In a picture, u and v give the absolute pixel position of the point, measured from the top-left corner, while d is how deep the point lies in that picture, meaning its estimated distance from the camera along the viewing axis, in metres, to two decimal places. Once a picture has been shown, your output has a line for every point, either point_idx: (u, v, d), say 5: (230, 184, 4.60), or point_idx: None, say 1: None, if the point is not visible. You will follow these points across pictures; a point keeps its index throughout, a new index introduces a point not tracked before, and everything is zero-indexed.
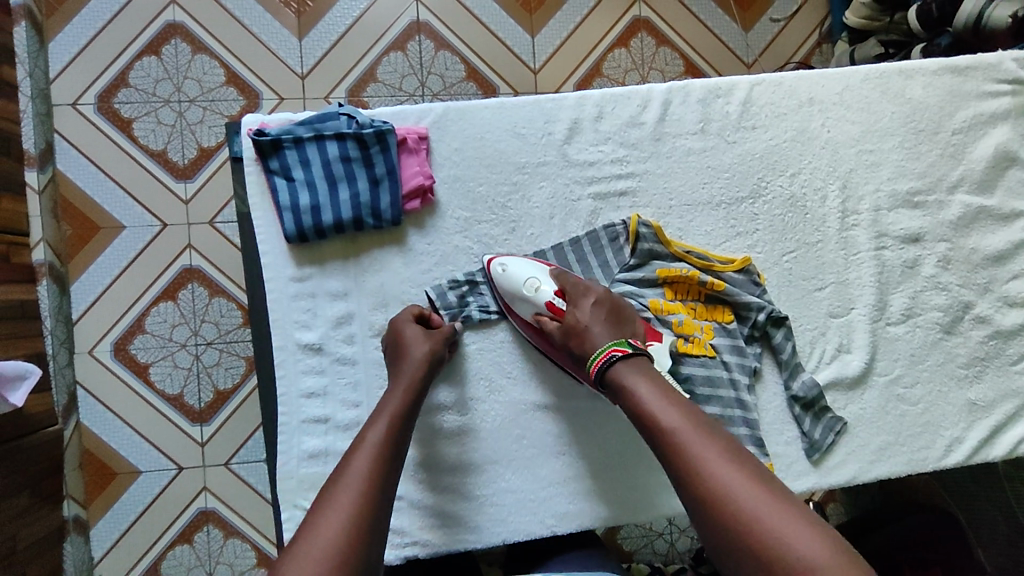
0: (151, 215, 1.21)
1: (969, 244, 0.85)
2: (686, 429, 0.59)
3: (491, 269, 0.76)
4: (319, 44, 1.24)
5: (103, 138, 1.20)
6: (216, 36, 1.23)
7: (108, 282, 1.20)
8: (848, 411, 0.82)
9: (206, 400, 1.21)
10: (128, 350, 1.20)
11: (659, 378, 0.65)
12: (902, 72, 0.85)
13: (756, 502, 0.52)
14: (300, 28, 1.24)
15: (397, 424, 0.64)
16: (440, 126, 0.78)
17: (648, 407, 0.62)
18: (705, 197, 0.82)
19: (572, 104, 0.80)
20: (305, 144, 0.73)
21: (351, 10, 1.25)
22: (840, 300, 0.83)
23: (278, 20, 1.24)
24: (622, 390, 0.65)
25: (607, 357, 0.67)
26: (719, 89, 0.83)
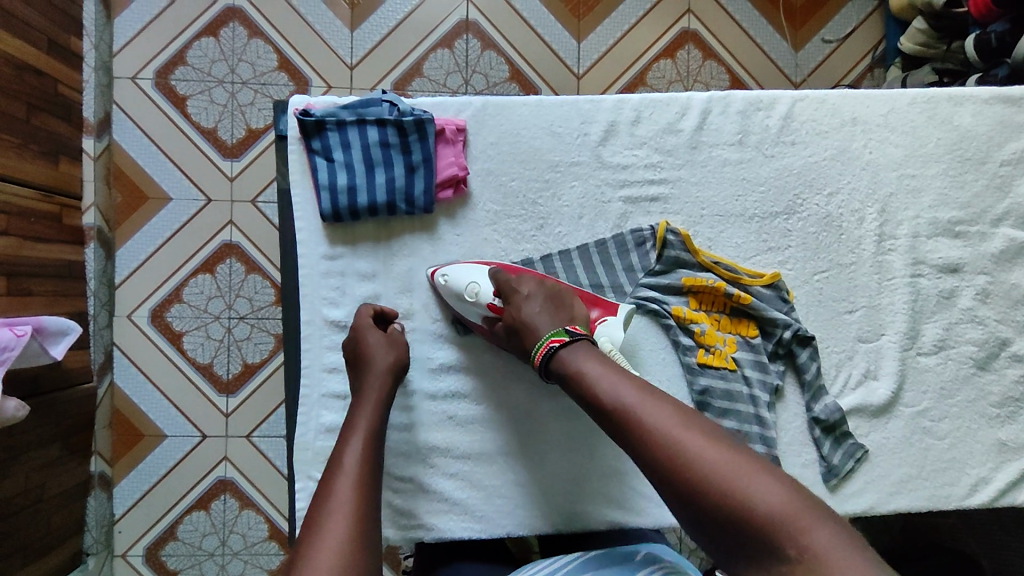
0: (197, 189, 1.25)
1: (1011, 280, 0.83)
2: (636, 398, 0.57)
3: (433, 281, 0.77)
4: (368, 36, 1.27)
5: (159, 113, 1.26)
6: (271, 21, 1.27)
7: (151, 250, 1.25)
8: (870, 439, 0.80)
9: (233, 372, 1.25)
10: (164, 318, 1.24)
11: (606, 357, 0.64)
12: (952, 98, 0.83)
13: (710, 458, 0.51)
14: (351, 20, 1.27)
15: (371, 444, 0.64)
16: (478, 119, 0.79)
17: (600, 386, 0.60)
18: (738, 210, 0.82)
19: (610, 107, 0.81)
20: (347, 127, 0.74)
21: (403, 4, 1.27)
22: (870, 325, 0.82)
23: (331, 10, 1.27)
24: (573, 374, 0.63)
25: (547, 348, 0.66)
26: (760, 102, 0.82)
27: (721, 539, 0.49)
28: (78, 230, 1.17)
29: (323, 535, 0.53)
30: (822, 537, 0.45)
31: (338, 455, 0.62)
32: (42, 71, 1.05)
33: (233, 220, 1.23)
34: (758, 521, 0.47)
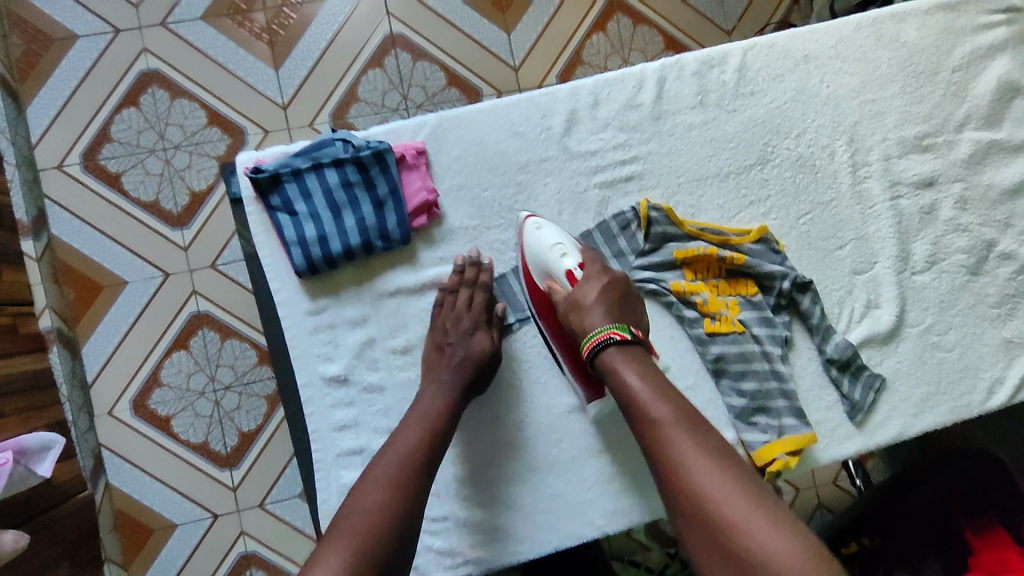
0: (151, 266, 1.20)
1: (984, 181, 0.84)
2: (672, 424, 0.60)
3: (525, 226, 0.75)
4: (296, 71, 1.23)
5: (94, 196, 1.19)
6: (194, 78, 1.21)
7: (118, 340, 1.19)
8: (885, 366, 0.80)
9: (231, 444, 1.20)
10: (147, 406, 1.19)
11: (649, 367, 0.65)
12: (893, 17, 0.84)
13: (735, 505, 0.54)
14: (274, 59, 1.23)
15: (428, 430, 0.65)
16: (437, 137, 0.77)
17: (642, 402, 0.62)
18: (713, 170, 0.80)
19: (567, 96, 0.79)
20: (304, 175, 0.71)
21: (325, 32, 1.23)
22: (862, 256, 0.81)
23: (251, 53, 1.23)
24: (614, 376, 0.65)
25: (603, 339, 0.66)
26: (712, 60, 0.81)
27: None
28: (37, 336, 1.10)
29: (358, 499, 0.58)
30: None
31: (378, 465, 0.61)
32: None
33: (197, 290, 1.17)
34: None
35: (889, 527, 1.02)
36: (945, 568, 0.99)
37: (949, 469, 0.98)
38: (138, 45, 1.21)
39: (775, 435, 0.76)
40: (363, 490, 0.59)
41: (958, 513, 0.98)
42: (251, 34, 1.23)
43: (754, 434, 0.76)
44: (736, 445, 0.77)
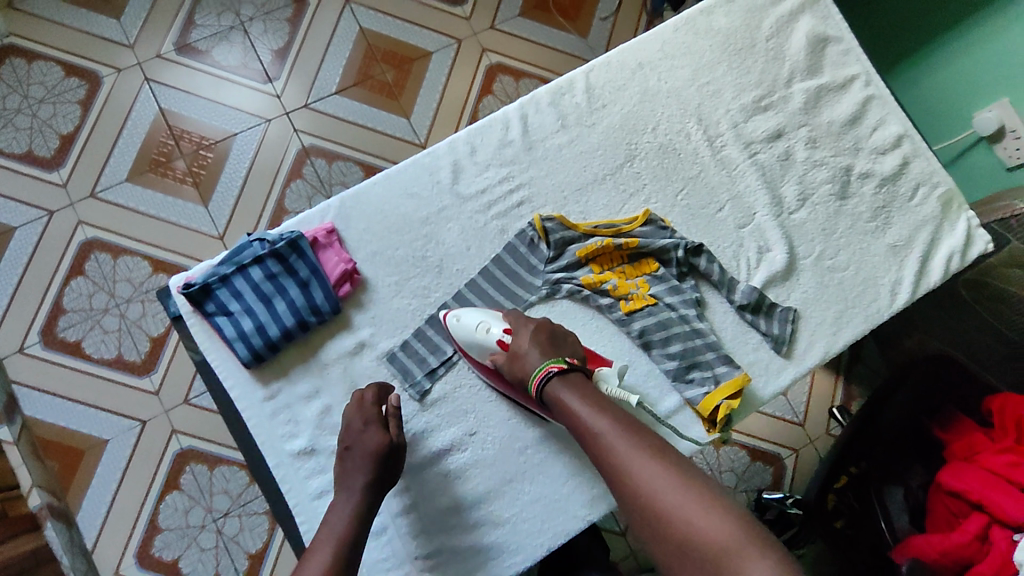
0: (128, 417, 1.24)
1: (824, 119, 0.95)
2: (613, 432, 0.69)
3: (447, 321, 0.81)
4: (224, 204, 1.34)
5: (59, 368, 1.25)
6: (132, 235, 1.31)
7: (110, 497, 1.21)
8: (794, 299, 0.89)
9: (243, 567, 1.21)
10: (152, 554, 1.20)
11: (590, 389, 0.74)
12: (702, 11, 0.96)
13: (671, 496, 0.62)
14: (202, 197, 1.34)
15: (343, 543, 0.68)
16: (342, 216, 0.84)
17: (584, 417, 0.71)
18: (590, 177, 0.90)
19: (446, 150, 0.87)
20: (231, 278, 0.77)
21: (242, 161, 1.36)
22: (740, 212, 0.91)
23: (179, 197, 1.33)
24: (560, 405, 0.73)
25: (545, 374, 0.74)
26: (562, 88, 0.92)
27: (674, 558, 0.60)
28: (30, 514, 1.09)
29: None
30: (759, 566, 0.55)
31: None
32: None
33: (176, 427, 1.22)
34: (708, 551, 0.58)
35: (875, 451, 1.08)
36: (928, 471, 1.08)
37: (908, 377, 1.06)
38: (72, 221, 1.30)
39: (713, 385, 0.83)
40: None
41: (924, 416, 1.08)
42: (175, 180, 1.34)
43: (695, 390, 0.84)
44: (684, 406, 0.84)
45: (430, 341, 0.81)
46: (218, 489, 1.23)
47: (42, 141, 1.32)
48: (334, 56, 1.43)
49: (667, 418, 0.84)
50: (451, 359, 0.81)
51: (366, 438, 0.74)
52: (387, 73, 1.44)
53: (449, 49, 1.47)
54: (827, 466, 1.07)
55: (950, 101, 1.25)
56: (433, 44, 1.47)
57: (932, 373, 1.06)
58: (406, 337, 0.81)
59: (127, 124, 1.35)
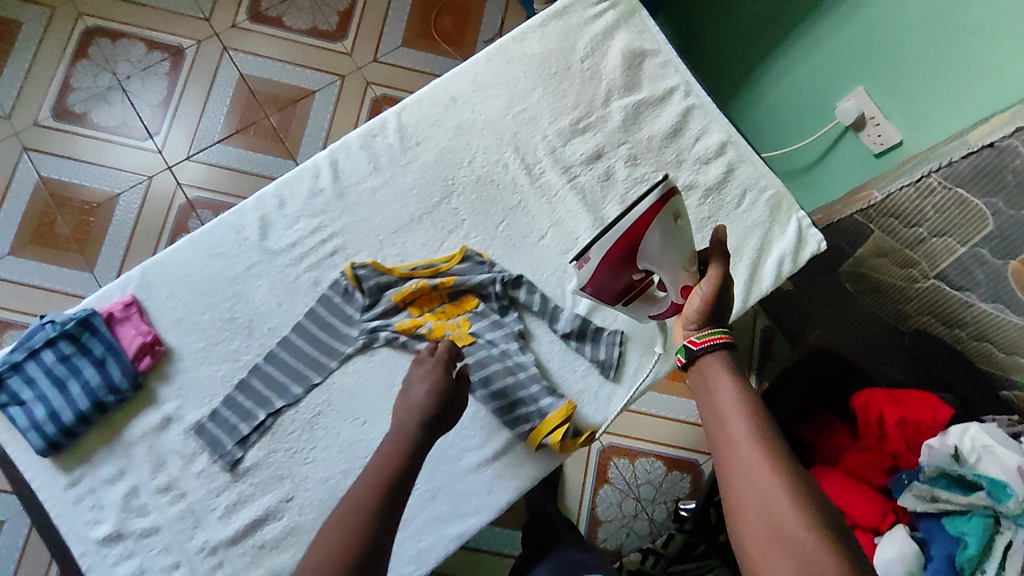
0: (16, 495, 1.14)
1: (645, 135, 0.94)
2: (746, 432, 0.64)
3: (665, 200, 0.71)
4: (111, 263, 1.51)
5: None
6: (17, 306, 1.47)
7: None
8: (621, 321, 0.88)
9: None
10: None
11: (742, 379, 0.69)
12: (515, 38, 0.94)
13: (790, 521, 0.57)
14: (87, 261, 1.50)
15: (392, 471, 0.67)
16: (145, 286, 0.82)
17: (723, 408, 0.67)
18: (406, 218, 0.88)
19: (253, 206, 0.85)
20: (21, 366, 0.76)
21: (125, 222, 1.53)
22: (563, 238, 0.90)
23: (65, 264, 1.50)
24: (708, 383, 0.70)
25: (713, 342, 0.71)
26: (373, 130, 0.90)
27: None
28: None
29: (313, 548, 0.62)
30: None
31: (326, 522, 0.64)
32: None
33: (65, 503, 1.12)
34: None
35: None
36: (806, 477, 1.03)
37: (791, 379, 1.07)
38: None
39: (539, 418, 0.82)
40: (320, 536, 0.63)
41: (794, 421, 1.06)
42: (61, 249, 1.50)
43: (523, 425, 0.82)
44: (515, 443, 0.83)
45: (239, 405, 0.79)
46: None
47: None
48: None
49: (496, 458, 0.82)
50: (277, 409, 0.79)
51: (415, 389, 0.73)
52: (270, 116, 1.62)
53: (333, 86, 1.65)
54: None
55: None
56: (318, 83, 1.65)
57: (819, 369, 1.07)
58: (213, 403, 0.79)
59: (9, 197, 1.52)
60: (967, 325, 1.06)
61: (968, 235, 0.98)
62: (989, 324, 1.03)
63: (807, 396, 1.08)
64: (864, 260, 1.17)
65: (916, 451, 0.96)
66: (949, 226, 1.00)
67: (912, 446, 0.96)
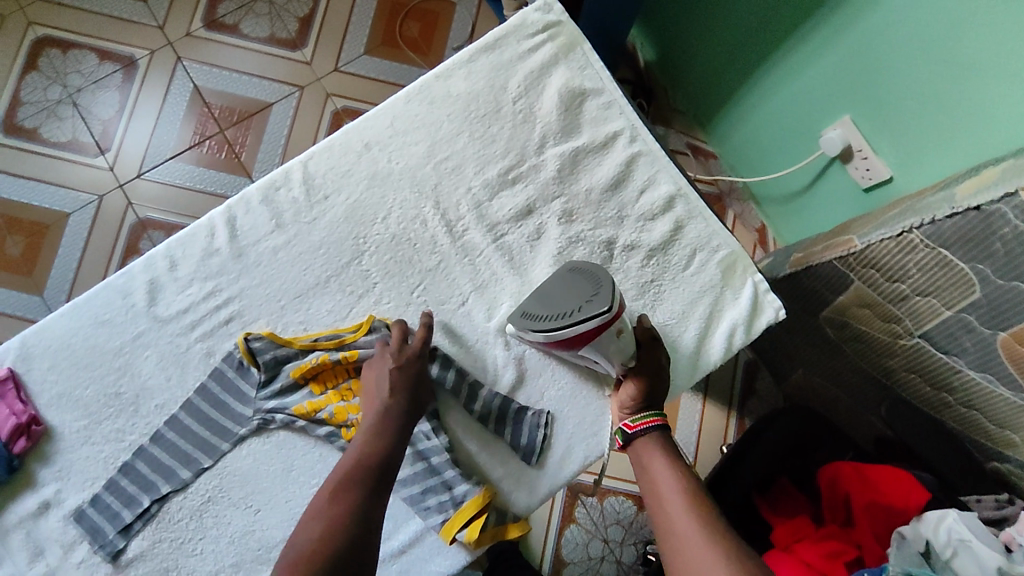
0: None
1: (582, 186, 0.84)
2: (680, 508, 0.66)
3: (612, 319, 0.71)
4: (60, 286, 1.46)
5: None
6: None
7: None
8: (549, 398, 0.80)
9: None
10: None
11: (678, 461, 0.72)
12: (438, 76, 0.86)
13: None
14: (35, 284, 1.45)
15: (375, 437, 0.69)
16: (25, 357, 0.76)
17: (661, 488, 0.69)
18: (311, 281, 0.81)
19: (142, 269, 0.79)
20: None
21: (74, 244, 1.48)
22: (485, 304, 0.81)
23: (13, 288, 1.45)
24: (645, 468, 0.72)
25: (648, 425, 0.74)
26: (276, 182, 0.82)
27: None
28: None
29: (312, 513, 0.64)
30: None
31: (327, 487, 0.66)
32: None
33: None
34: None
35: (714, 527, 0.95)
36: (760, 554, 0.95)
37: (758, 442, 0.96)
38: None
39: (452, 510, 0.74)
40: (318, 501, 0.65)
41: (754, 491, 0.97)
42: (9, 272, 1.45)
43: (434, 516, 0.75)
44: (425, 535, 0.75)
45: (123, 493, 0.73)
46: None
47: None
48: None
49: (403, 552, 0.75)
50: (163, 497, 0.73)
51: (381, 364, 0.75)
52: (225, 130, 1.56)
53: (291, 97, 1.58)
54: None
55: None
56: (275, 94, 1.58)
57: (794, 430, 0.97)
58: (96, 488, 0.74)
59: None
60: (954, 390, 0.90)
61: (953, 299, 0.82)
62: (979, 393, 0.87)
63: (772, 463, 0.98)
64: (846, 307, 0.97)
65: (885, 541, 0.87)
66: (934, 286, 0.83)
67: (880, 534, 0.87)
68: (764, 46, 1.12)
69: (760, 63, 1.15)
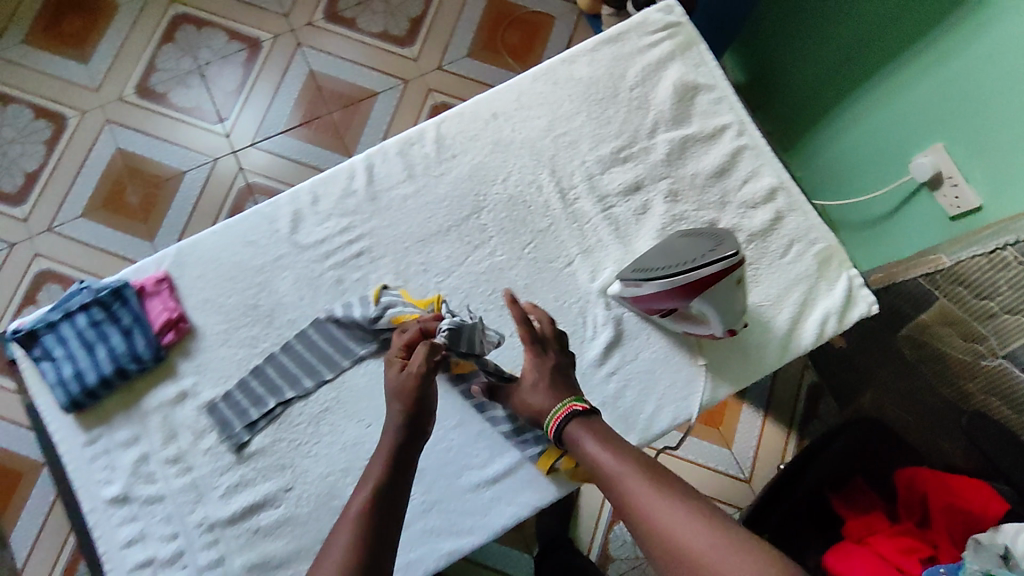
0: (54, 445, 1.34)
1: (689, 171, 0.91)
2: (626, 474, 0.67)
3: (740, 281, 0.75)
4: (170, 236, 1.60)
5: None
6: (79, 266, 1.57)
7: (25, 534, 1.25)
8: (643, 359, 0.85)
9: None
10: None
11: (609, 434, 0.72)
12: (563, 61, 0.94)
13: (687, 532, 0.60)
14: (149, 232, 1.59)
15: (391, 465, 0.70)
16: (179, 264, 0.85)
17: (601, 460, 0.69)
18: (434, 228, 0.89)
19: (288, 200, 0.88)
20: (56, 324, 0.80)
21: (186, 198, 1.62)
22: (590, 266, 0.88)
23: (128, 232, 1.59)
24: (577, 448, 0.72)
25: (567, 413, 0.74)
26: (411, 139, 0.91)
27: None
28: None
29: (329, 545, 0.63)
30: None
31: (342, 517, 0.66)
32: None
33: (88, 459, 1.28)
34: None
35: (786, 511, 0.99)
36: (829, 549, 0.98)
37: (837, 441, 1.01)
38: (31, 254, 1.57)
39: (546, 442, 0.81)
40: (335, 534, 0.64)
41: (828, 488, 1.02)
42: (127, 218, 1.60)
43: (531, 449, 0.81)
44: (519, 468, 0.82)
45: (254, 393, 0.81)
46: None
47: (9, 178, 1.61)
48: None
49: (499, 480, 0.81)
50: (290, 401, 0.81)
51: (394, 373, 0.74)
52: (333, 112, 1.69)
53: (395, 89, 1.71)
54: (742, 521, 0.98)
55: None
56: (381, 84, 1.71)
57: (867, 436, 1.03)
58: (229, 385, 0.82)
59: (88, 163, 1.63)
60: None
61: None
62: None
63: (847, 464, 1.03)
64: (926, 326, 1.02)
65: (960, 544, 0.88)
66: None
67: (955, 537, 0.89)
68: (859, 72, 1.19)
69: (853, 90, 1.21)
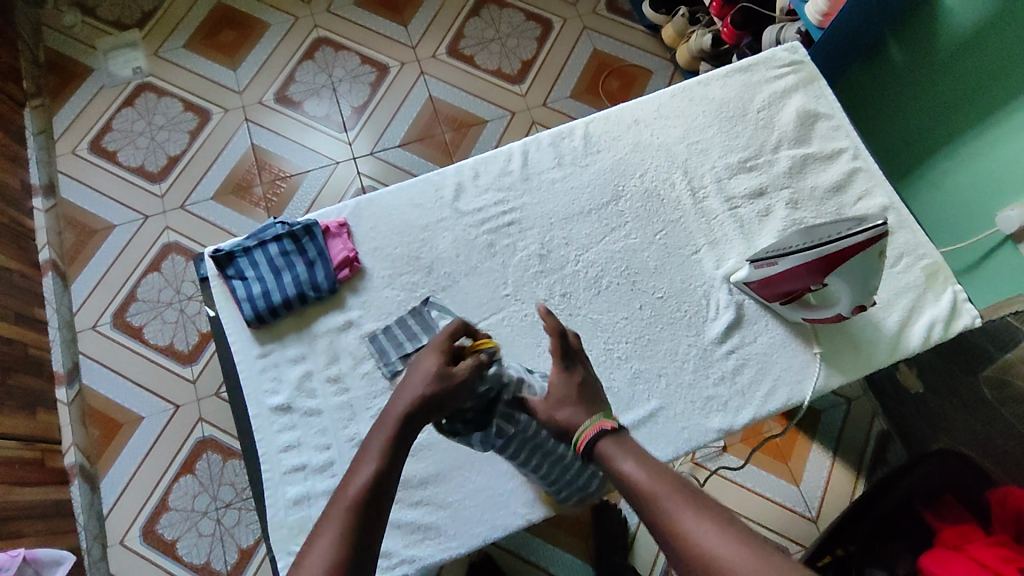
0: (165, 401, 1.46)
1: (808, 184, 1.01)
2: (674, 499, 0.54)
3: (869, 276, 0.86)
4: None
5: (123, 349, 1.50)
6: None
7: (134, 469, 1.42)
8: (760, 342, 0.93)
9: (231, 561, 1.36)
10: (156, 532, 1.38)
11: (649, 457, 0.59)
12: (699, 82, 1.07)
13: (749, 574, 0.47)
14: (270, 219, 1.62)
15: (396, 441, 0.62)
16: (356, 215, 0.97)
17: (639, 482, 0.56)
18: (578, 209, 1.00)
19: (453, 173, 1.00)
20: (251, 250, 0.92)
21: (308, 194, 1.66)
22: (715, 256, 0.97)
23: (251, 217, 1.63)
24: (612, 467, 0.60)
25: (597, 432, 0.63)
26: (562, 134, 1.04)
27: None
28: (62, 470, 1.35)
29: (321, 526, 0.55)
30: None
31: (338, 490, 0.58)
32: (13, 339, 1.34)
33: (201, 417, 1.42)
34: None
35: (861, 535, 1.05)
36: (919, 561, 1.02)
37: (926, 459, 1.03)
38: (161, 227, 1.60)
39: None
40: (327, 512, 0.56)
41: (917, 501, 1.05)
42: (252, 202, 1.64)
43: None
44: (640, 427, 0.89)
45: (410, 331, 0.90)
46: (225, 481, 1.40)
47: (153, 160, 1.66)
48: (402, 118, 1.74)
49: None
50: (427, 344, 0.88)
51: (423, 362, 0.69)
52: (446, 133, 1.74)
53: (502, 119, 1.76)
54: (813, 542, 1.06)
55: (976, 198, 1.21)
56: (490, 114, 1.76)
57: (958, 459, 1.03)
58: (387, 320, 0.92)
59: None
60: None
61: None
62: None
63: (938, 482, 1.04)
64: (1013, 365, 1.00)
65: None
66: None
67: None
68: None
69: (942, 146, 1.26)
